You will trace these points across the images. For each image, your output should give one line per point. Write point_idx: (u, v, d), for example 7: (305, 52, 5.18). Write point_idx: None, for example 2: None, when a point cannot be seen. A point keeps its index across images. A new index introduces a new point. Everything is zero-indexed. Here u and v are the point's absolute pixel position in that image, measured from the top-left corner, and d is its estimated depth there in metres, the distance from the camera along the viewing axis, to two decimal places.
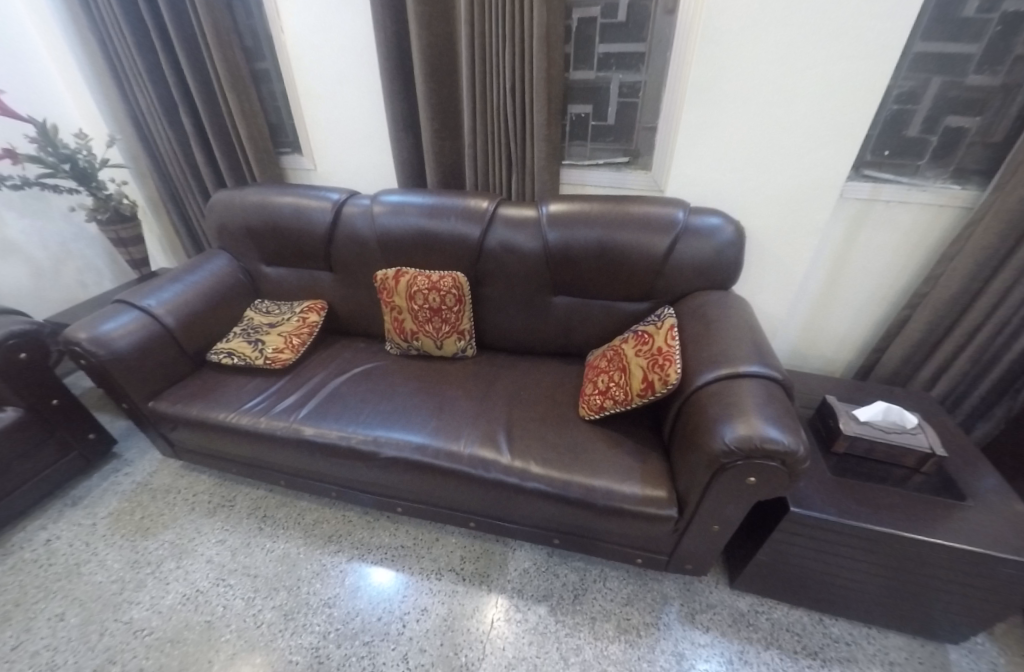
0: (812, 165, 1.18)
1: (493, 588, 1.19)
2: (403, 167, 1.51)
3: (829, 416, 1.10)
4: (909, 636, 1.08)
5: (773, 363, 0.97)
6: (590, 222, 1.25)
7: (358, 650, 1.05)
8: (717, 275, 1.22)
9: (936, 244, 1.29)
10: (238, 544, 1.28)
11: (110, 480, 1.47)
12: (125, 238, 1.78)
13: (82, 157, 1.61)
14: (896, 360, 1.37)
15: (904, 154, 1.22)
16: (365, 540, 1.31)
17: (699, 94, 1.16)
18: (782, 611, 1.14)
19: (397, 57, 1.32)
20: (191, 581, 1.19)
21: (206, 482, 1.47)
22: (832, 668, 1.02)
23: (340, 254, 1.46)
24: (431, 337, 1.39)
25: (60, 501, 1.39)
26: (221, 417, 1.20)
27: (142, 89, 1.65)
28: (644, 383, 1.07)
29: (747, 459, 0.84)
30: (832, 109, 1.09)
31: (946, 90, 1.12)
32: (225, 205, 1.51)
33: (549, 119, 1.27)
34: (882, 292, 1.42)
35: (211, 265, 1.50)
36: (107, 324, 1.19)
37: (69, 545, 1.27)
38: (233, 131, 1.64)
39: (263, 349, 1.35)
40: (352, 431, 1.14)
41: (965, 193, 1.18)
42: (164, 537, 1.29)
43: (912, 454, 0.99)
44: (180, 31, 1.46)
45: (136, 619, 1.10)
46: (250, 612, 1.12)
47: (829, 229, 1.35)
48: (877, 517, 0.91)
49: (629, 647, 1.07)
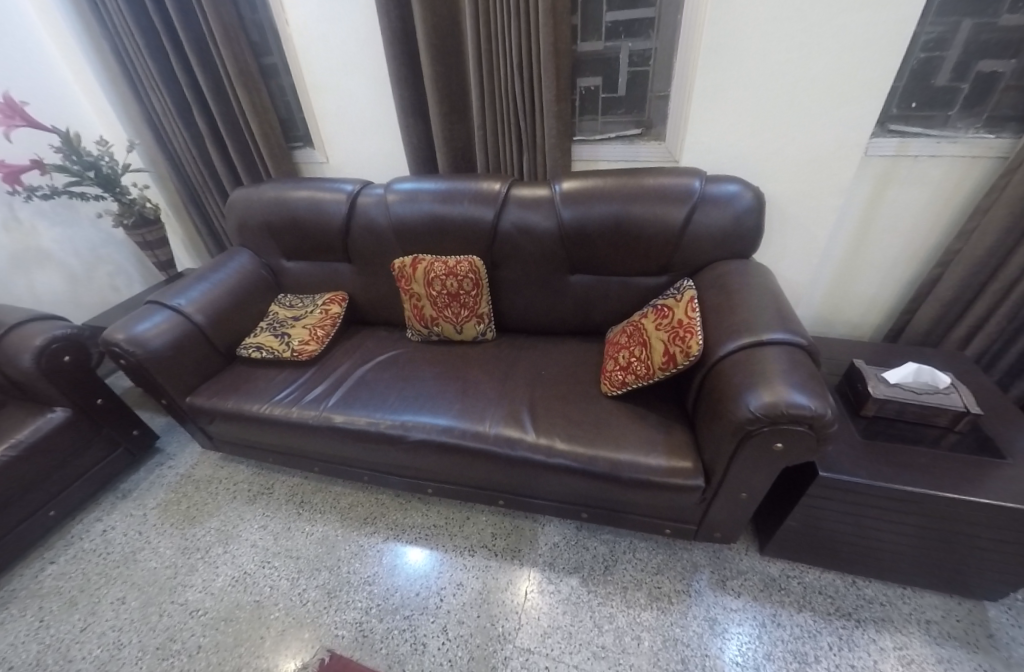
0: (837, 122, 1.14)
1: (525, 562, 1.22)
2: (414, 154, 1.52)
3: (857, 380, 1.08)
4: (945, 595, 1.08)
5: (798, 329, 0.96)
6: (605, 197, 1.24)
7: (399, 623, 1.11)
8: (736, 243, 1.20)
9: (968, 198, 1.24)
10: (280, 529, 1.34)
11: (156, 473, 1.54)
12: (151, 241, 1.83)
13: (105, 163, 1.65)
14: (926, 321, 1.33)
15: (933, 106, 1.17)
16: (399, 521, 1.35)
17: (714, 56, 1.13)
18: (814, 574, 1.15)
19: (403, 41, 1.31)
20: (238, 563, 1.25)
21: (244, 472, 1.53)
22: (867, 629, 1.03)
23: (357, 244, 1.48)
24: (451, 323, 1.41)
25: (111, 494, 1.47)
26: (255, 408, 1.24)
27: (155, 91, 1.67)
28: (666, 356, 1.07)
29: (773, 425, 0.84)
30: (856, 62, 1.05)
31: (978, 33, 1.06)
32: (243, 203, 1.53)
33: (559, 95, 1.25)
34: (910, 251, 1.38)
35: (234, 263, 1.53)
36: (142, 324, 1.23)
37: (124, 535, 1.34)
38: (245, 130, 1.65)
39: (289, 342, 1.39)
40: (380, 417, 1.18)
41: (999, 142, 1.13)
42: (210, 524, 1.36)
43: (946, 413, 0.98)
44: (189, 31, 1.46)
45: (191, 601, 1.17)
46: (295, 591, 1.18)
47: (854, 189, 1.31)
48: (909, 479, 0.90)
49: (662, 614, 1.09)
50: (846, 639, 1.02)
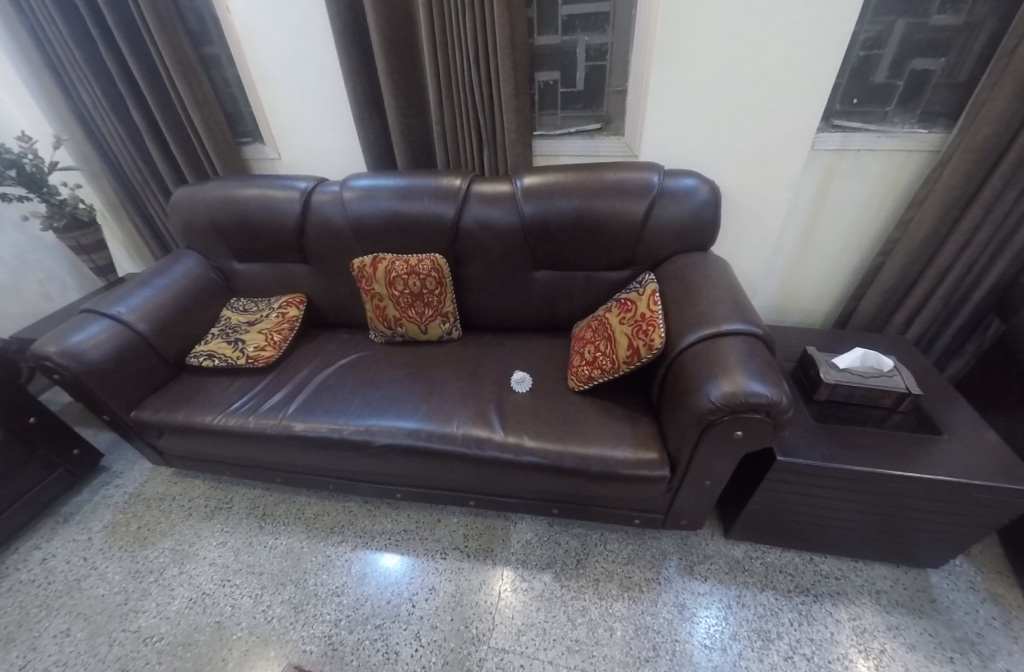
0: (786, 117, 1.17)
1: (498, 561, 1.22)
2: (370, 149, 1.47)
3: (810, 365, 1.12)
4: (893, 565, 1.15)
5: (753, 319, 0.98)
6: (565, 192, 1.23)
7: (370, 633, 1.08)
8: (694, 237, 1.22)
9: (905, 190, 1.31)
10: (240, 544, 1.28)
11: (101, 494, 1.44)
12: (86, 244, 1.70)
13: (29, 161, 1.52)
14: (871, 307, 1.41)
15: (873, 102, 1.22)
16: (367, 528, 1.32)
17: (668, 51, 1.14)
18: (774, 554, 1.19)
19: (353, 33, 1.26)
20: (196, 584, 1.19)
21: (201, 486, 1.46)
22: (824, 602, 1.08)
23: (314, 244, 1.42)
24: (415, 322, 1.38)
25: (50, 519, 1.37)
26: (208, 419, 1.18)
27: (82, 80, 1.54)
28: (630, 350, 1.07)
29: (733, 414, 0.86)
30: (803, 57, 1.08)
31: (911, 32, 1.11)
32: (188, 202, 1.44)
33: (517, 89, 1.23)
34: (856, 241, 1.44)
35: (181, 266, 1.44)
36: (77, 335, 1.14)
37: (67, 562, 1.25)
38: (188, 124, 1.55)
39: (244, 348, 1.32)
40: (343, 422, 1.14)
41: (931, 137, 1.20)
42: (164, 545, 1.28)
43: (890, 394, 1.03)
44: (118, 17, 1.35)
45: (144, 628, 1.10)
46: (259, 608, 1.13)
47: (803, 182, 1.35)
48: (858, 458, 0.95)
49: (633, 603, 1.11)
50: (806, 614, 1.06)
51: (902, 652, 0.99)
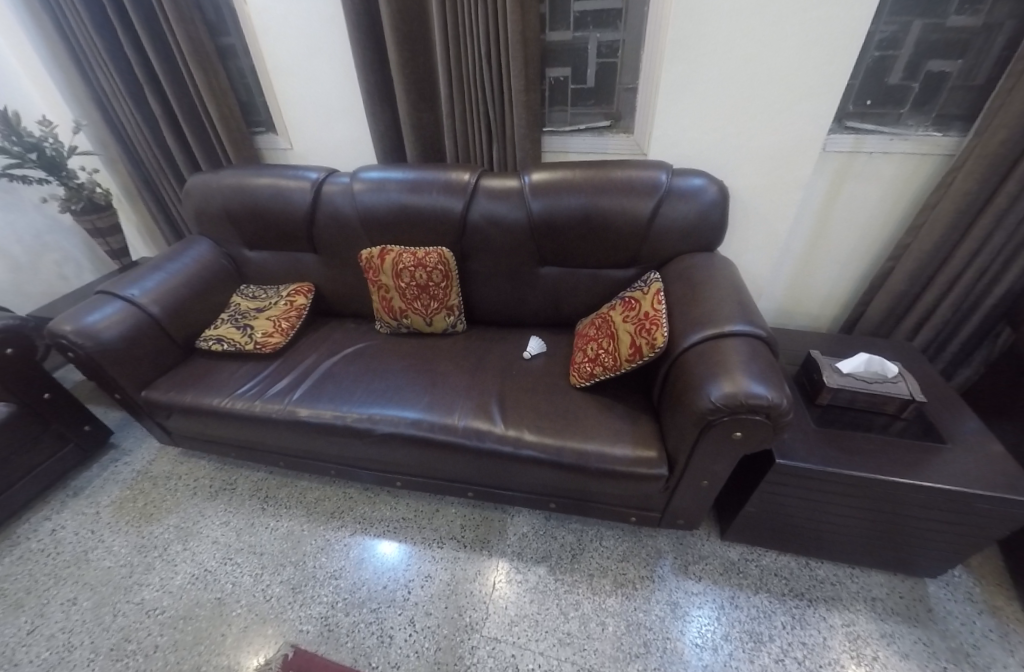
0: (797, 118, 1.16)
1: (494, 553, 1.23)
2: (381, 141, 1.48)
3: (813, 369, 1.11)
4: (890, 574, 1.14)
5: (758, 321, 0.98)
6: (573, 189, 1.24)
7: (365, 617, 1.10)
8: (701, 237, 1.22)
9: (918, 195, 1.29)
10: (242, 525, 1.31)
11: (110, 470, 1.48)
12: (102, 228, 1.75)
13: (49, 145, 1.56)
14: (879, 313, 1.39)
15: (887, 103, 1.20)
16: (367, 515, 1.34)
17: (679, 49, 1.13)
18: (770, 557, 1.19)
19: (367, 26, 1.27)
20: (199, 561, 1.22)
21: (206, 467, 1.49)
22: (818, 607, 1.08)
23: (323, 234, 1.44)
24: (421, 314, 1.40)
25: (60, 493, 1.41)
26: (216, 402, 1.20)
27: (101, 67, 1.57)
28: (632, 348, 1.08)
29: (732, 415, 0.86)
30: (817, 58, 1.07)
31: (928, 33, 1.09)
32: (203, 190, 1.47)
33: (527, 84, 1.23)
34: (866, 246, 1.43)
35: (194, 252, 1.48)
36: (92, 315, 1.18)
37: (75, 535, 1.29)
38: (203, 113, 1.59)
39: (252, 334, 1.35)
40: (346, 410, 1.16)
41: (945, 141, 1.18)
42: (168, 522, 1.32)
43: (894, 400, 1.02)
44: (138, 6, 1.38)
45: (148, 600, 1.13)
46: (258, 587, 1.16)
47: (814, 184, 1.34)
48: (858, 464, 0.94)
49: (626, 599, 1.12)
50: (799, 618, 1.06)
51: (895, 660, 0.98)
